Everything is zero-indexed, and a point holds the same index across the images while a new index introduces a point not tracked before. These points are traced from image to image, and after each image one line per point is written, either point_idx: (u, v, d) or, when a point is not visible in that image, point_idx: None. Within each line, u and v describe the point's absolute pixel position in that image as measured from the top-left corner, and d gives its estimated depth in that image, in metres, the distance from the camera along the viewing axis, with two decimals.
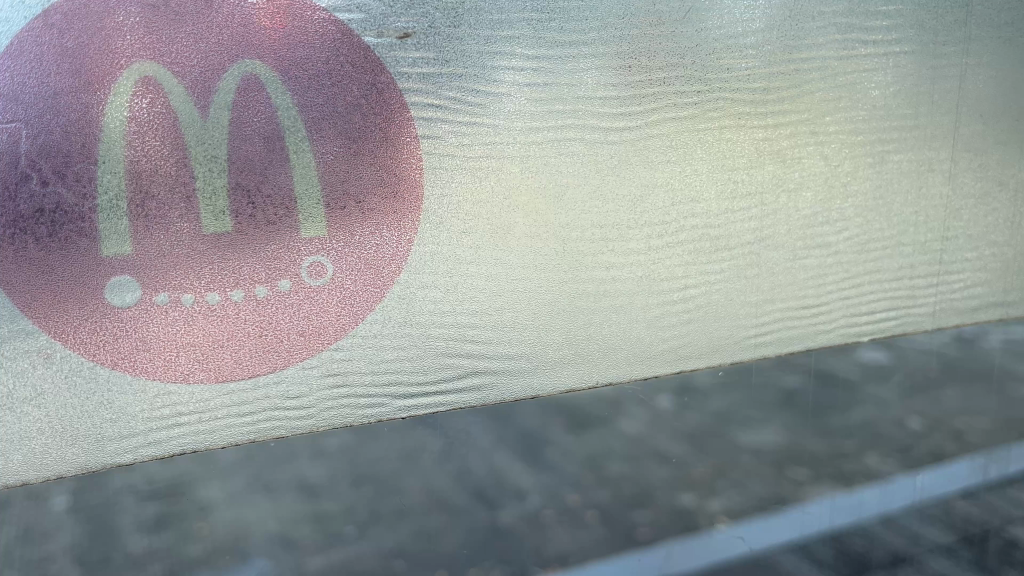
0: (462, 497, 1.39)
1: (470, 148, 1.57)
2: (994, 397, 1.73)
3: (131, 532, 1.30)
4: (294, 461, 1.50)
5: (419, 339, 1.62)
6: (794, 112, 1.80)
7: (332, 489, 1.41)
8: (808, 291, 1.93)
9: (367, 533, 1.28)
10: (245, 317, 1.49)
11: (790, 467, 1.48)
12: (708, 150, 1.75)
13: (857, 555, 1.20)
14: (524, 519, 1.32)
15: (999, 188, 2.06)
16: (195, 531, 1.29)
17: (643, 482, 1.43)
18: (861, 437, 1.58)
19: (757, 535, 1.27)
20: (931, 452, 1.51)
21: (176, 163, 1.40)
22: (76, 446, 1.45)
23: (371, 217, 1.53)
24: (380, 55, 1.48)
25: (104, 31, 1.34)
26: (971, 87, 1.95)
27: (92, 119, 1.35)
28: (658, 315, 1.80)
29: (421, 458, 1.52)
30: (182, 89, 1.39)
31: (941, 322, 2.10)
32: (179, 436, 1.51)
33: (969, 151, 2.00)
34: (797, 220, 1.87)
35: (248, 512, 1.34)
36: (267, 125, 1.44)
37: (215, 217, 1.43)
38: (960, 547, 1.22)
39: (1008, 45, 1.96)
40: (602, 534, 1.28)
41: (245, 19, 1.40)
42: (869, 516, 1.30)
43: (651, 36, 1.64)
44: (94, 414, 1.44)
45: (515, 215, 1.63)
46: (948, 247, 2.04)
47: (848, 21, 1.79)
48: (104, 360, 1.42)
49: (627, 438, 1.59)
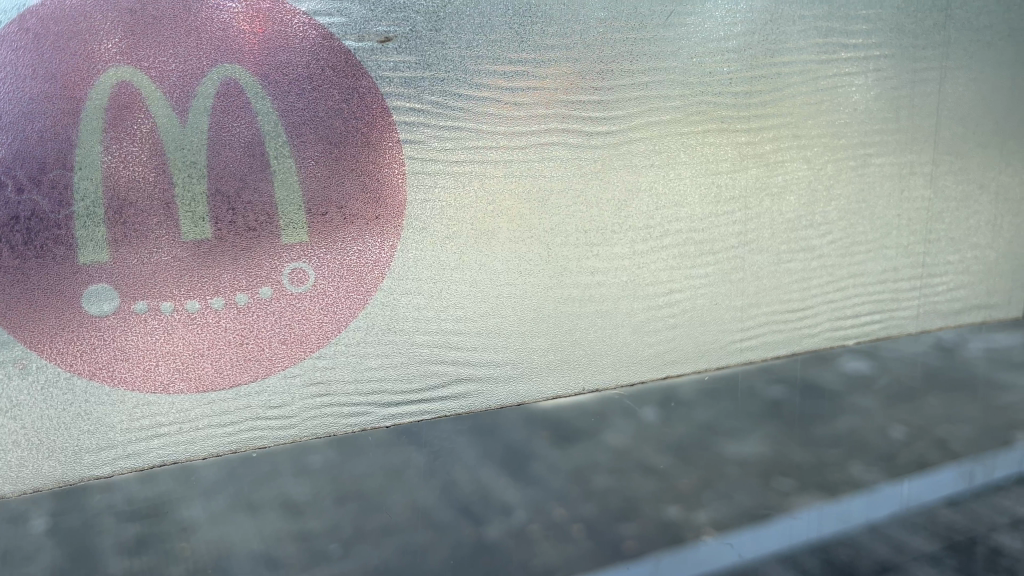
0: (448, 513, 1.37)
1: (452, 152, 1.56)
2: (977, 405, 1.73)
3: (112, 553, 1.27)
4: (279, 477, 1.48)
5: (403, 347, 1.61)
6: (776, 115, 1.81)
7: (317, 506, 1.39)
8: (793, 295, 1.94)
9: (353, 550, 1.27)
10: (226, 325, 1.47)
11: (776, 477, 1.48)
12: (690, 154, 1.75)
13: (843, 565, 1.20)
14: (511, 534, 1.30)
15: (980, 190, 2.08)
16: (179, 551, 1.27)
17: (629, 496, 1.42)
18: (846, 446, 1.58)
19: (746, 545, 1.26)
20: (915, 460, 1.52)
21: (155, 169, 1.38)
22: (52, 459, 1.43)
23: (353, 223, 1.52)
24: (361, 58, 1.47)
25: (80, 35, 1.32)
26: (951, 91, 1.97)
27: (67, 125, 1.33)
28: (644, 320, 1.80)
29: (406, 473, 1.51)
30: (160, 95, 1.37)
31: (925, 324, 2.12)
32: (159, 447, 1.50)
33: (950, 154, 2.01)
34: (781, 224, 1.87)
35: (234, 531, 1.32)
36: (247, 130, 1.43)
37: (195, 224, 1.42)
38: (945, 555, 1.22)
39: (987, 48, 1.98)
40: (589, 548, 1.27)
41: (224, 23, 1.39)
42: (855, 526, 1.30)
43: (633, 40, 1.65)
44: (71, 426, 1.42)
45: (499, 220, 1.63)
46: (932, 250, 2.06)
47: (828, 25, 1.80)
48: (81, 371, 1.40)
49: (613, 451, 1.58)
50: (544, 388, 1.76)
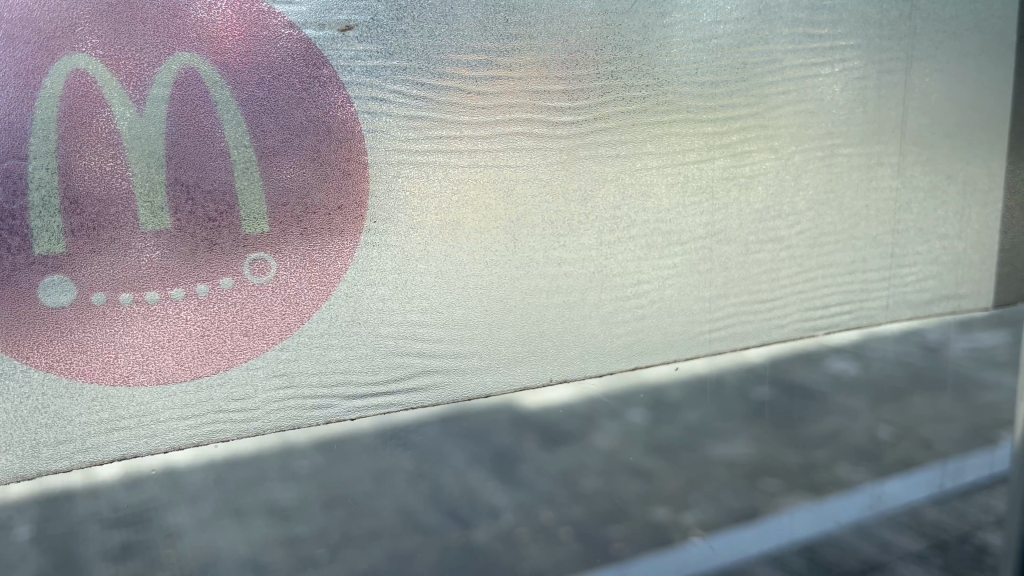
0: (435, 516, 1.37)
1: (417, 142, 1.56)
2: (960, 405, 1.74)
3: (96, 559, 1.26)
4: (264, 483, 1.45)
5: (367, 338, 1.61)
6: (743, 106, 1.81)
7: (304, 510, 1.38)
8: (761, 284, 1.94)
9: (340, 555, 1.26)
10: (187, 317, 1.47)
11: (763, 479, 1.48)
12: (657, 144, 1.75)
13: (828, 563, 1.20)
14: (498, 538, 1.30)
15: (948, 180, 2.09)
16: (165, 557, 1.26)
17: (617, 498, 1.42)
18: (829, 447, 1.58)
19: (726, 547, 1.27)
20: (899, 461, 1.52)
21: (110, 160, 1.37)
22: (10, 453, 1.42)
23: (314, 215, 1.51)
24: (321, 47, 1.47)
25: (34, 25, 1.30)
26: (917, 84, 1.98)
27: (22, 114, 1.31)
28: (612, 311, 1.80)
29: (394, 476, 1.49)
30: (116, 83, 1.36)
31: (895, 315, 2.13)
32: (119, 440, 1.48)
33: (917, 145, 2.02)
34: (749, 214, 1.88)
35: (219, 537, 1.31)
36: (205, 119, 1.42)
37: (153, 214, 1.41)
38: (932, 555, 1.22)
39: (953, 38, 1.99)
40: (578, 551, 1.27)
41: (182, 10, 1.38)
42: (841, 526, 1.30)
43: (598, 29, 1.65)
44: (28, 419, 1.41)
45: (464, 210, 1.62)
46: (899, 241, 2.07)
47: (795, 16, 1.81)
48: (38, 364, 1.38)
49: (602, 454, 1.57)
50: (511, 379, 1.75)
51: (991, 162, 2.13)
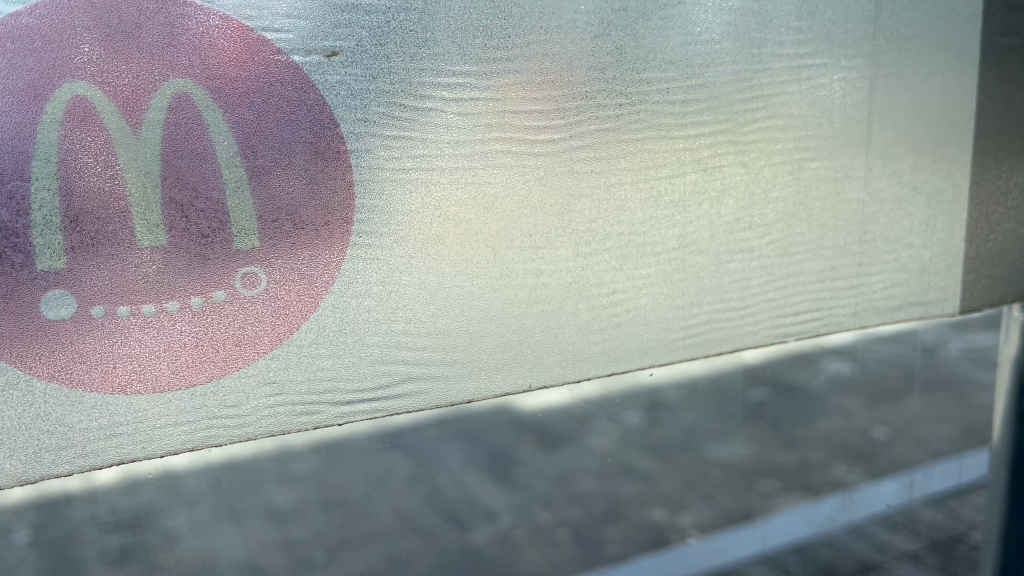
0: (431, 519, 1.42)
1: (399, 161, 1.57)
2: (954, 403, 1.78)
3: (97, 565, 1.30)
4: (265, 485, 1.51)
5: (353, 345, 1.62)
6: (705, 121, 1.81)
7: (301, 514, 1.43)
8: (733, 293, 1.96)
9: (337, 558, 1.30)
10: (182, 328, 1.48)
11: (759, 480, 1.53)
12: (629, 161, 1.76)
13: (824, 564, 1.24)
14: (495, 539, 1.35)
15: (914, 193, 2.09)
16: (163, 561, 1.30)
17: (612, 499, 1.48)
18: (824, 448, 1.63)
19: (717, 546, 1.32)
20: (894, 461, 1.56)
21: (108, 181, 1.38)
22: (14, 459, 1.43)
23: (303, 229, 1.53)
24: (308, 73, 1.48)
25: (35, 53, 1.31)
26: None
27: (24, 138, 1.33)
28: (589, 319, 1.82)
29: (393, 480, 1.54)
30: (114, 108, 1.37)
31: (863, 321, 2.14)
32: (119, 444, 1.49)
33: (883, 160, 2.03)
34: (721, 225, 1.89)
35: (215, 541, 1.35)
36: (197, 141, 1.42)
37: (148, 230, 1.42)
38: (925, 555, 1.25)
39: (875, 55, 1.94)
40: (570, 552, 1.32)
41: (177, 40, 1.39)
42: (835, 527, 1.35)
43: (496, 60, 1.61)
44: (31, 426, 1.42)
45: (444, 228, 1.63)
46: (868, 251, 2.08)
47: (761, 34, 1.82)
48: (40, 373, 1.40)
49: (597, 455, 1.62)
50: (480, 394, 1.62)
51: (955, 173, 2.13)
